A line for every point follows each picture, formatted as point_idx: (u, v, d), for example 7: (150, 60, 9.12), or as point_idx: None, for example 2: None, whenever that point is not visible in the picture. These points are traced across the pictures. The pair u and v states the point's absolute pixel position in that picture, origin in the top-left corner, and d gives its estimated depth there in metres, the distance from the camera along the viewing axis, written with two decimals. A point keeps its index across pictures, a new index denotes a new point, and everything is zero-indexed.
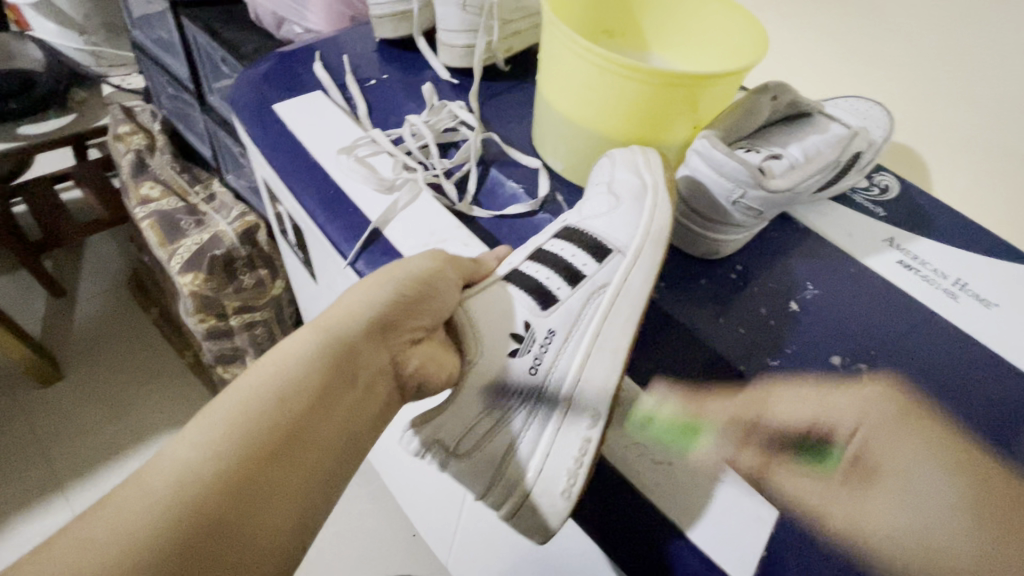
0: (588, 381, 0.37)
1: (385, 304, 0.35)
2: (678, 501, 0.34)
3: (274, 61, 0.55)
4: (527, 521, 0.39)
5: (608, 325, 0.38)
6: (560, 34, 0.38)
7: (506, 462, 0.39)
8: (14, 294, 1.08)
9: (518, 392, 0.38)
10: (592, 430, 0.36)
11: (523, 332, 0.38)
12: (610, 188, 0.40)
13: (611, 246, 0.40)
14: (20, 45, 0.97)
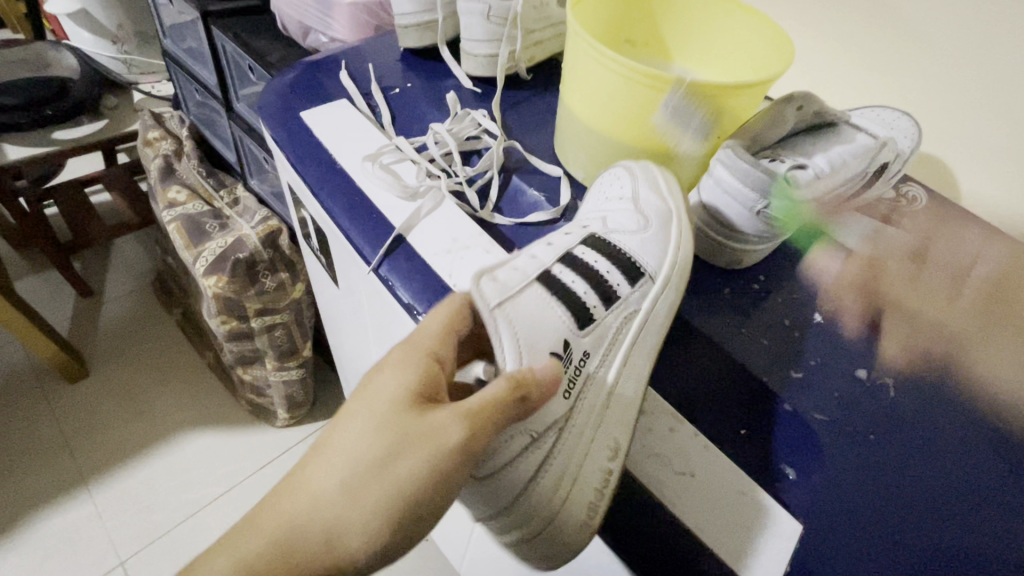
0: (614, 409, 0.36)
1: (384, 500, 0.28)
2: (701, 511, 0.32)
3: (300, 70, 0.57)
4: (540, 547, 0.36)
5: (636, 358, 0.37)
6: (584, 45, 0.38)
7: (527, 493, 0.35)
8: (44, 293, 1.12)
9: (547, 419, 0.34)
10: (613, 463, 0.35)
11: (561, 350, 0.35)
12: (637, 206, 0.39)
13: (646, 268, 0.39)
14: (58, 56, 0.99)
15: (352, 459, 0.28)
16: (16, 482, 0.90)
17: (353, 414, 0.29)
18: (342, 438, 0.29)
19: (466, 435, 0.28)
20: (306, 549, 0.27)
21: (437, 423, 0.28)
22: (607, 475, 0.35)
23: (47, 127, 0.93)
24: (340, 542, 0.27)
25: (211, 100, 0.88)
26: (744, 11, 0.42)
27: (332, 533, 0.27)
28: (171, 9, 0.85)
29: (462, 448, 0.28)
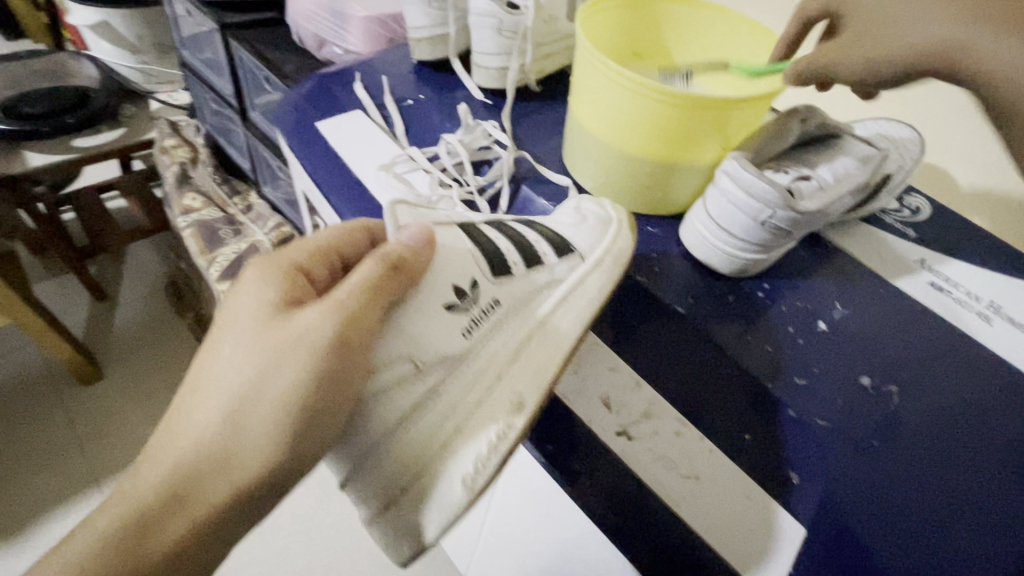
0: (522, 366, 0.39)
1: (274, 392, 0.31)
2: (703, 510, 0.36)
3: (316, 81, 0.58)
4: (403, 520, 0.36)
5: (556, 319, 0.40)
6: (593, 60, 0.39)
7: (411, 426, 0.36)
8: (60, 296, 1.14)
9: (441, 351, 0.37)
10: (517, 416, 0.37)
11: (468, 289, 0.38)
12: (579, 210, 0.43)
13: (574, 248, 0.41)
14: (79, 66, 1.02)
15: (233, 370, 0.32)
16: (29, 482, 0.92)
17: (227, 329, 0.33)
18: (218, 353, 0.33)
19: (334, 330, 0.31)
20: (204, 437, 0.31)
21: (308, 317, 0.31)
22: (507, 426, 0.37)
23: (66, 135, 0.95)
24: (233, 440, 0.31)
25: (227, 109, 0.91)
26: (750, 25, 0.44)
27: (228, 416, 0.31)
28: (189, 21, 0.87)
29: (338, 332, 0.31)
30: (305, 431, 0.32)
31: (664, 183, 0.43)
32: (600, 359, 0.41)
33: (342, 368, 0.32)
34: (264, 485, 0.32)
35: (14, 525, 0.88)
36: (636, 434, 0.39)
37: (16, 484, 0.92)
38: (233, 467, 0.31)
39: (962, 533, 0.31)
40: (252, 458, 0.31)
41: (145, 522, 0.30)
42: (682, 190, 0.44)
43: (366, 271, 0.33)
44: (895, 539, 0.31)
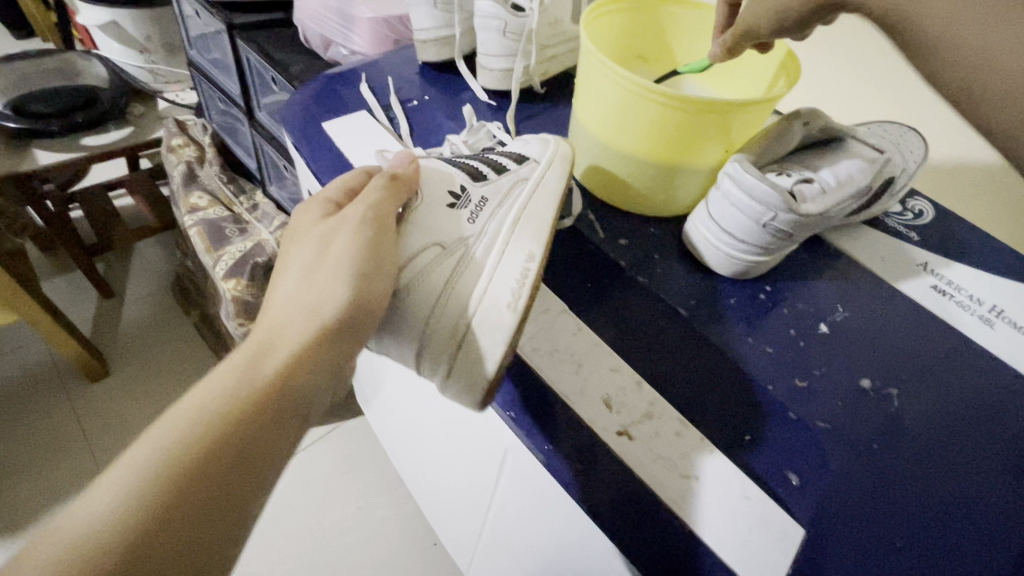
0: (523, 229, 0.41)
1: (337, 267, 0.35)
2: (706, 518, 0.32)
3: (322, 81, 0.59)
4: (461, 381, 0.38)
5: (538, 196, 0.42)
6: (596, 62, 0.40)
7: (446, 292, 0.39)
8: (68, 294, 1.15)
9: (456, 231, 0.41)
10: (530, 263, 0.39)
11: (459, 192, 0.42)
12: (523, 139, 0.47)
13: (530, 156, 0.44)
14: (88, 65, 1.03)
15: (301, 260, 0.36)
16: (36, 478, 0.93)
17: (290, 247, 0.38)
18: (284, 264, 0.38)
19: (369, 206, 0.37)
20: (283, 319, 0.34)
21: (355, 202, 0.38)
22: (524, 272, 0.38)
23: (75, 133, 0.96)
24: (316, 296, 0.34)
25: (233, 109, 0.91)
26: None
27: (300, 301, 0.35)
28: (197, 22, 0.88)
29: (376, 206, 0.38)
30: (370, 277, 0.36)
31: (665, 185, 0.43)
32: (599, 356, 0.38)
33: (381, 235, 0.37)
34: (351, 327, 0.35)
35: (20, 521, 0.88)
36: (638, 436, 0.35)
37: (23, 479, 0.93)
38: (321, 316, 0.34)
39: (963, 537, 0.31)
40: (334, 304, 0.34)
41: (252, 371, 0.31)
42: (684, 193, 0.44)
43: (373, 183, 0.38)
44: (897, 540, 0.31)
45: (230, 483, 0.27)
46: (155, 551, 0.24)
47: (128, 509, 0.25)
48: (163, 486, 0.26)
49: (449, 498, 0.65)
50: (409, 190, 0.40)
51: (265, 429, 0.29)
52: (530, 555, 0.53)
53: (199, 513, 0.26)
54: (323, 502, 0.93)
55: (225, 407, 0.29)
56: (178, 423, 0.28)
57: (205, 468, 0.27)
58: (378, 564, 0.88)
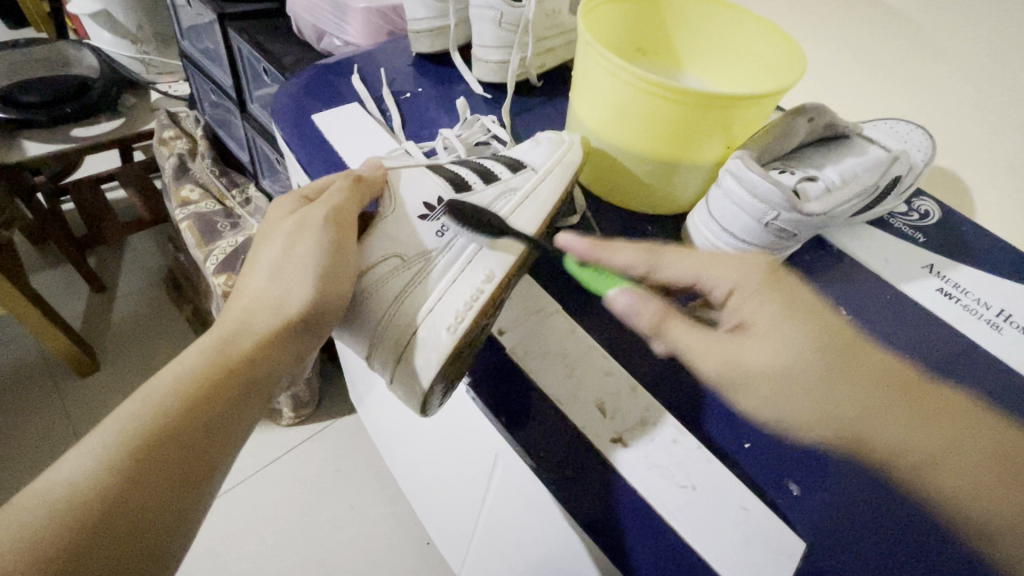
0: (488, 246, 0.39)
1: (301, 270, 0.35)
2: (700, 529, 0.31)
3: (312, 72, 0.57)
4: (404, 385, 0.36)
5: (513, 218, 0.41)
6: (594, 53, 0.38)
7: (399, 305, 0.37)
8: (58, 287, 1.14)
9: (422, 246, 0.39)
10: (485, 285, 0.37)
11: (435, 204, 0.41)
12: (534, 139, 0.45)
13: (525, 166, 0.43)
14: (80, 55, 1.01)
15: (271, 253, 0.36)
16: (23, 474, 0.91)
17: (262, 242, 0.38)
18: (257, 258, 0.37)
19: (336, 205, 0.37)
20: (245, 317, 0.34)
21: (321, 202, 0.37)
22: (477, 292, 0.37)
23: (65, 124, 0.94)
24: (283, 289, 0.35)
25: (226, 101, 0.90)
26: (755, 20, 0.42)
27: (259, 299, 0.35)
28: (189, 12, 0.86)
29: (340, 210, 0.37)
30: (333, 278, 0.35)
31: (665, 181, 0.42)
32: (593, 359, 0.37)
33: (344, 241, 0.37)
34: (315, 320, 0.35)
35: None
36: (631, 442, 0.34)
37: (10, 475, 0.91)
38: (286, 307, 0.34)
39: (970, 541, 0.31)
40: (298, 297, 0.34)
41: (219, 357, 0.32)
42: (685, 190, 0.42)
43: (337, 183, 0.38)
44: (898, 554, 0.31)
45: (194, 451, 0.29)
46: (122, 509, 0.26)
47: (102, 470, 0.27)
48: (132, 451, 0.27)
49: (441, 498, 0.64)
50: (375, 191, 0.40)
51: (226, 405, 0.31)
52: (522, 559, 0.51)
53: (165, 476, 0.28)
54: (315, 499, 0.92)
55: (192, 384, 0.30)
56: (147, 396, 0.29)
57: (170, 437, 0.28)
58: (371, 563, 0.87)
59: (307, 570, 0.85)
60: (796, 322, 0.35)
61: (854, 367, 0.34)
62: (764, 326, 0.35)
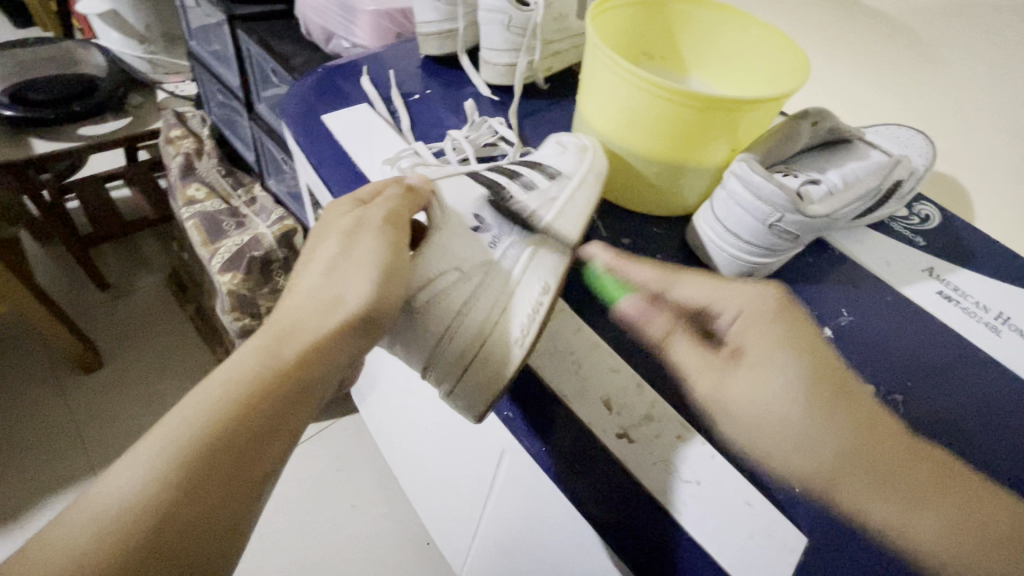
0: (539, 260, 0.39)
1: (363, 272, 0.35)
2: (705, 522, 0.32)
3: (321, 74, 0.58)
4: (466, 395, 0.39)
5: (559, 227, 0.41)
6: (603, 57, 0.39)
7: (460, 320, 0.38)
8: (63, 285, 1.14)
9: (473, 260, 0.39)
10: (543, 296, 0.38)
11: (482, 216, 0.41)
12: (560, 143, 0.44)
13: (563, 172, 0.42)
14: (88, 55, 1.02)
15: (322, 252, 0.37)
16: (26, 471, 0.91)
17: (313, 247, 0.38)
18: (305, 267, 0.37)
19: (386, 211, 0.37)
20: (293, 324, 0.34)
21: (372, 208, 0.37)
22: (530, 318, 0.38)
23: (73, 123, 0.94)
24: (337, 288, 0.35)
25: (233, 101, 0.90)
26: (760, 26, 0.43)
27: (311, 309, 0.34)
28: (198, 13, 0.87)
29: (393, 216, 0.37)
30: (392, 278, 0.36)
31: (672, 182, 0.42)
32: (598, 356, 0.37)
33: (398, 241, 0.37)
34: (367, 324, 0.35)
35: (11, 515, 0.87)
36: (638, 438, 0.35)
37: (12, 473, 0.91)
38: (343, 305, 0.34)
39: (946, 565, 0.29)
40: (355, 297, 0.34)
41: (264, 366, 0.31)
42: (689, 192, 0.43)
43: (390, 190, 0.38)
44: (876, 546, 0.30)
45: (238, 469, 0.29)
46: (167, 525, 0.26)
47: (150, 480, 0.27)
48: (179, 467, 0.27)
49: (444, 499, 0.65)
50: (426, 200, 0.39)
51: (272, 419, 0.30)
52: (526, 557, 0.52)
53: (208, 495, 0.28)
54: (316, 498, 0.92)
55: (240, 395, 0.30)
56: (194, 407, 0.29)
57: (217, 454, 0.28)
58: (371, 562, 0.87)
59: (309, 568, 0.86)
60: (792, 356, 0.35)
61: (849, 408, 0.33)
62: (758, 357, 0.35)
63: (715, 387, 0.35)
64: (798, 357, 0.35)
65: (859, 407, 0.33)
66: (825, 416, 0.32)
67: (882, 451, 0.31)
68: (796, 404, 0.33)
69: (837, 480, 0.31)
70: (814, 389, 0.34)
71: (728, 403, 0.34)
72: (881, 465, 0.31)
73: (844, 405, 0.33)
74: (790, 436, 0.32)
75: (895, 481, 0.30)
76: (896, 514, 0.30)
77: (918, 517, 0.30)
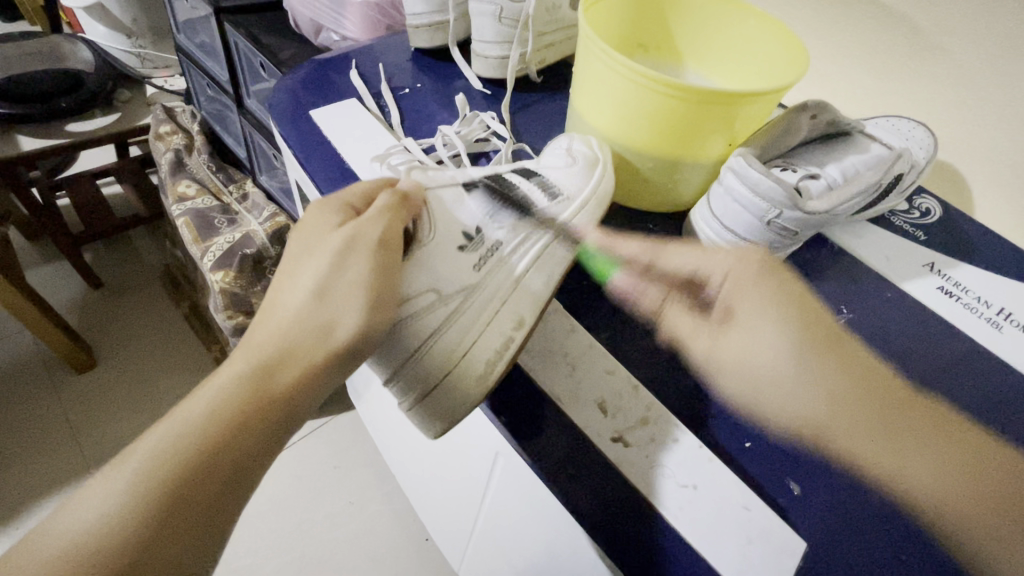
0: (522, 290, 0.39)
1: (354, 300, 0.33)
2: (698, 528, 0.32)
3: (309, 67, 0.57)
4: (428, 412, 0.39)
5: (549, 252, 0.40)
6: (596, 49, 0.38)
7: (431, 343, 0.37)
8: (54, 282, 1.13)
9: (456, 281, 0.38)
10: (517, 332, 0.37)
11: (473, 233, 0.39)
12: (567, 151, 0.42)
13: (560, 194, 0.41)
14: (74, 49, 1.00)
15: (312, 267, 0.34)
16: (19, 472, 0.91)
17: (298, 258, 0.35)
18: (294, 277, 0.34)
19: (381, 231, 0.35)
20: (286, 346, 0.32)
21: (367, 226, 0.35)
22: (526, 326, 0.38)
23: (59, 120, 0.93)
24: (327, 316, 0.33)
25: (222, 96, 0.89)
26: (758, 16, 0.42)
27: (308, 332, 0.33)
28: (184, 5, 0.85)
29: (384, 238, 0.35)
30: (380, 306, 0.34)
31: (668, 178, 0.41)
32: (596, 359, 0.37)
33: (389, 264, 0.35)
34: (354, 353, 0.34)
35: (6, 515, 0.87)
36: (632, 442, 0.34)
37: (6, 473, 0.91)
38: (332, 337, 0.33)
39: (955, 526, 0.31)
40: (346, 328, 0.33)
41: (256, 387, 0.31)
42: (686, 187, 0.42)
43: (384, 199, 0.36)
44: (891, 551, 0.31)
45: (226, 493, 0.28)
46: (150, 551, 0.26)
47: (128, 502, 0.26)
48: (168, 495, 0.27)
49: (441, 498, 0.64)
50: (417, 209, 0.38)
51: (259, 440, 0.30)
52: (522, 557, 0.51)
53: (189, 521, 0.27)
54: (313, 497, 0.92)
55: (229, 416, 0.29)
56: (179, 426, 0.29)
57: (198, 475, 0.28)
58: (370, 560, 0.87)
59: (306, 567, 0.85)
60: (781, 318, 0.37)
61: (838, 358, 0.36)
62: (749, 316, 0.37)
63: (706, 347, 0.37)
64: (787, 317, 0.38)
65: (854, 364, 0.36)
66: (823, 376, 0.35)
67: (883, 407, 0.34)
68: (788, 361, 0.36)
69: (826, 431, 0.34)
70: (802, 344, 0.36)
71: (727, 367, 0.37)
72: (870, 419, 0.34)
73: (837, 354, 0.37)
74: (788, 395, 0.35)
75: (906, 448, 0.33)
76: (899, 473, 0.32)
77: (913, 469, 0.32)
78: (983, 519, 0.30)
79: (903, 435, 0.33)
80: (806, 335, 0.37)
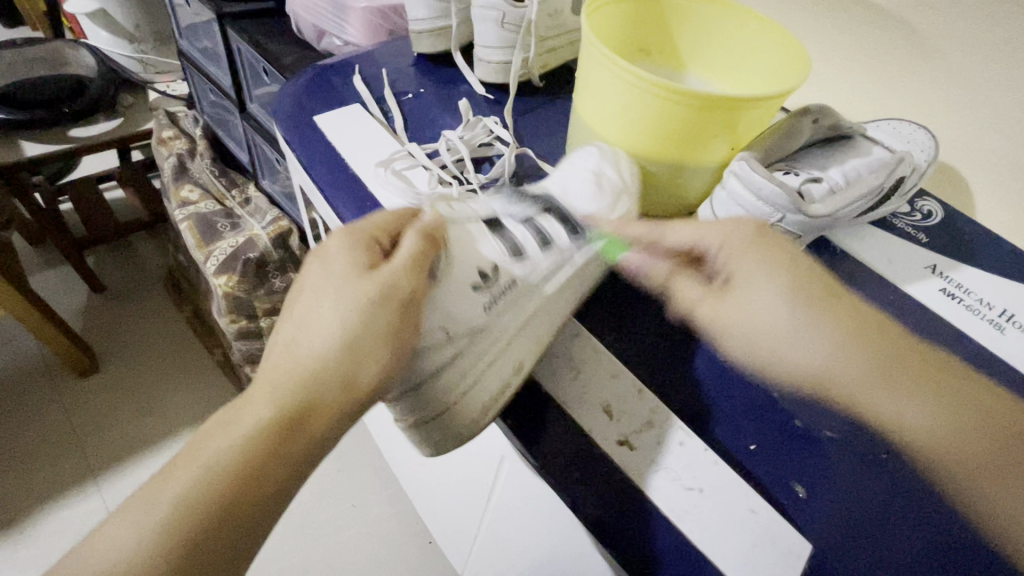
0: (528, 334, 0.38)
1: (379, 349, 0.32)
2: (705, 530, 0.33)
3: (313, 73, 0.57)
4: (429, 436, 0.39)
5: (557, 297, 0.38)
6: (598, 54, 0.38)
7: (433, 382, 0.36)
8: (56, 286, 1.13)
9: (466, 323, 0.36)
10: (516, 377, 0.38)
11: (490, 273, 0.36)
12: (595, 176, 0.39)
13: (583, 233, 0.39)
14: (76, 55, 1.00)
15: (333, 307, 0.32)
16: (24, 476, 0.91)
17: (318, 290, 0.33)
18: (311, 309, 0.33)
19: (411, 284, 0.33)
20: (309, 385, 0.31)
21: (394, 273, 0.33)
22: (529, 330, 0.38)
23: (63, 125, 0.93)
24: (348, 367, 0.32)
25: (225, 101, 0.89)
26: (759, 20, 0.43)
27: (331, 370, 0.32)
28: (187, 11, 0.86)
29: (412, 289, 0.33)
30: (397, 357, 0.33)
31: (671, 181, 0.42)
32: (599, 365, 0.37)
33: (409, 314, 0.33)
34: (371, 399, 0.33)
35: (10, 520, 0.87)
36: (639, 445, 0.35)
37: (10, 477, 0.91)
38: (354, 387, 0.32)
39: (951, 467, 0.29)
40: (366, 376, 0.32)
41: (284, 423, 0.30)
42: (689, 191, 0.42)
43: (411, 243, 0.34)
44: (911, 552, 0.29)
45: (254, 512, 0.29)
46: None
47: (161, 523, 0.27)
48: (199, 515, 0.28)
49: (444, 500, 0.65)
50: (437, 246, 0.35)
51: (284, 460, 0.30)
52: (526, 559, 0.52)
53: (222, 541, 0.28)
54: (316, 500, 0.92)
55: (256, 441, 0.30)
56: (208, 449, 0.29)
57: (227, 495, 0.28)
58: (373, 562, 0.87)
59: (309, 570, 0.85)
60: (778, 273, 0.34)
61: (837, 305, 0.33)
62: (747, 278, 0.34)
63: (711, 319, 0.35)
64: (786, 273, 0.34)
65: (855, 311, 0.33)
66: (819, 320, 0.33)
67: (888, 356, 0.31)
68: (783, 308, 0.34)
69: (829, 379, 0.32)
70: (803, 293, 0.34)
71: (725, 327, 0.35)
72: (882, 365, 0.31)
73: (835, 298, 0.34)
74: (786, 347, 0.33)
75: (915, 393, 0.30)
76: (897, 409, 0.30)
77: (907, 407, 0.30)
78: (989, 454, 0.28)
79: (898, 375, 0.31)
80: (804, 283, 0.33)
